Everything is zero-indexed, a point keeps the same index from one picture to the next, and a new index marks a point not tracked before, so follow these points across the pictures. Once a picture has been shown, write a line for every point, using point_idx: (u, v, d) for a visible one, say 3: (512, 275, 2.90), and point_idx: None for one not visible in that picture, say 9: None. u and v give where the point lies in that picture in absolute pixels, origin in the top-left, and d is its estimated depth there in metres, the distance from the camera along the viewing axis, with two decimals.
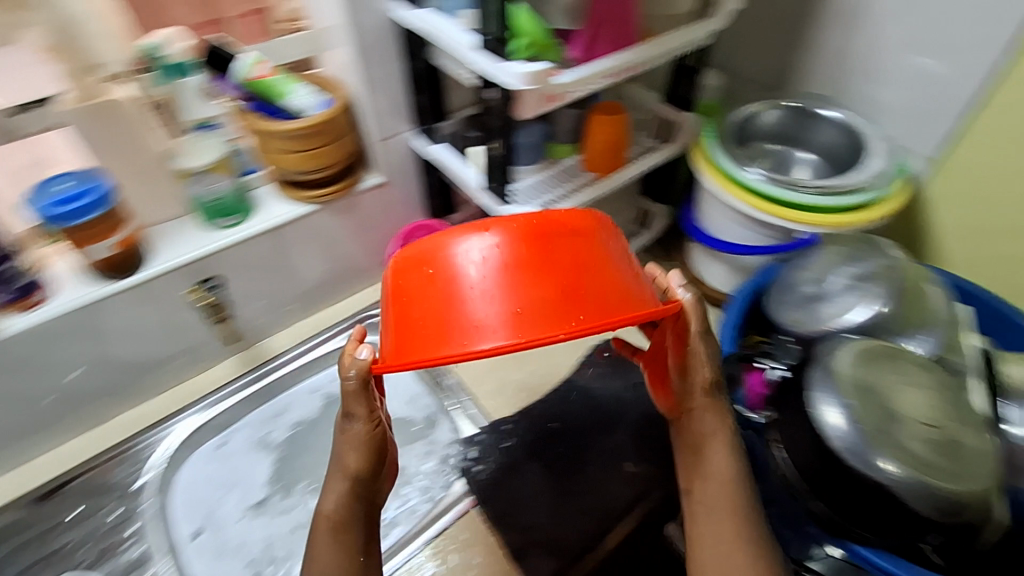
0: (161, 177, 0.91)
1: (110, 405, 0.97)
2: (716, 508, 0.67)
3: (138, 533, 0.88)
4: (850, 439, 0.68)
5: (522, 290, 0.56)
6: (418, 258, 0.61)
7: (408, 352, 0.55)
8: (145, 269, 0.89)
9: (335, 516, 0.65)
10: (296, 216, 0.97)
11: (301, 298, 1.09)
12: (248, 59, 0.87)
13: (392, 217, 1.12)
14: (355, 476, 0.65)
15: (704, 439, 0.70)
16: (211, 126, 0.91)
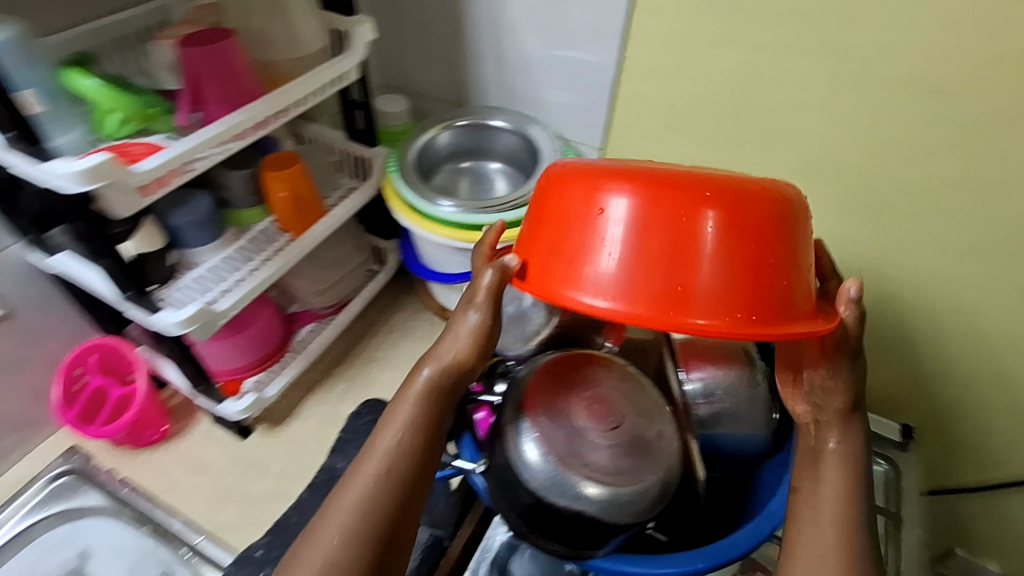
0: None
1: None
2: (827, 514, 0.51)
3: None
4: (544, 474, 0.49)
5: (660, 265, 0.48)
6: (565, 191, 0.52)
7: (552, 282, 0.51)
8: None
9: (437, 388, 0.54)
10: None
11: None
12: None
13: (52, 352, 0.75)
14: (459, 370, 0.54)
15: (832, 448, 0.53)
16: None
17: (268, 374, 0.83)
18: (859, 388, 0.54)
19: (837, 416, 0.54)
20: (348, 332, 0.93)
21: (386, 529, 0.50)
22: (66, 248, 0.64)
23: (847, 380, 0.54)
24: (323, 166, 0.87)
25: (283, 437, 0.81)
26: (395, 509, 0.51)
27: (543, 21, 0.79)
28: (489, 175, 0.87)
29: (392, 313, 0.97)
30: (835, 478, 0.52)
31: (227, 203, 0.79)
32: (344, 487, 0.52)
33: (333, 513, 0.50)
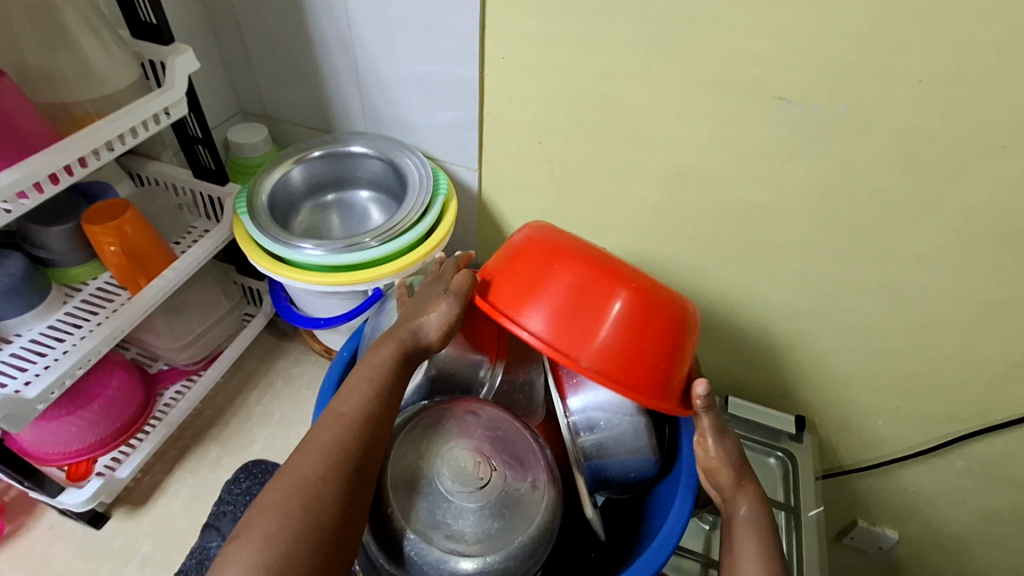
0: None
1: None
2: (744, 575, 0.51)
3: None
4: (407, 553, 0.45)
5: (581, 320, 0.53)
6: (535, 240, 0.57)
7: (495, 296, 0.57)
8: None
9: (408, 355, 0.53)
10: None
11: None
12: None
13: None
14: (429, 346, 0.54)
15: (735, 521, 0.55)
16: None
17: (123, 451, 0.73)
18: (745, 462, 0.58)
19: (733, 489, 0.56)
20: (222, 387, 0.85)
21: (354, 474, 0.45)
22: None
23: (731, 457, 0.57)
24: (166, 208, 0.77)
25: (146, 518, 0.72)
26: (360, 466, 0.45)
27: (397, 40, 0.74)
28: (359, 207, 0.82)
29: (274, 360, 0.89)
30: (746, 550, 0.52)
31: (47, 265, 0.68)
32: (303, 448, 0.46)
33: (290, 474, 0.44)
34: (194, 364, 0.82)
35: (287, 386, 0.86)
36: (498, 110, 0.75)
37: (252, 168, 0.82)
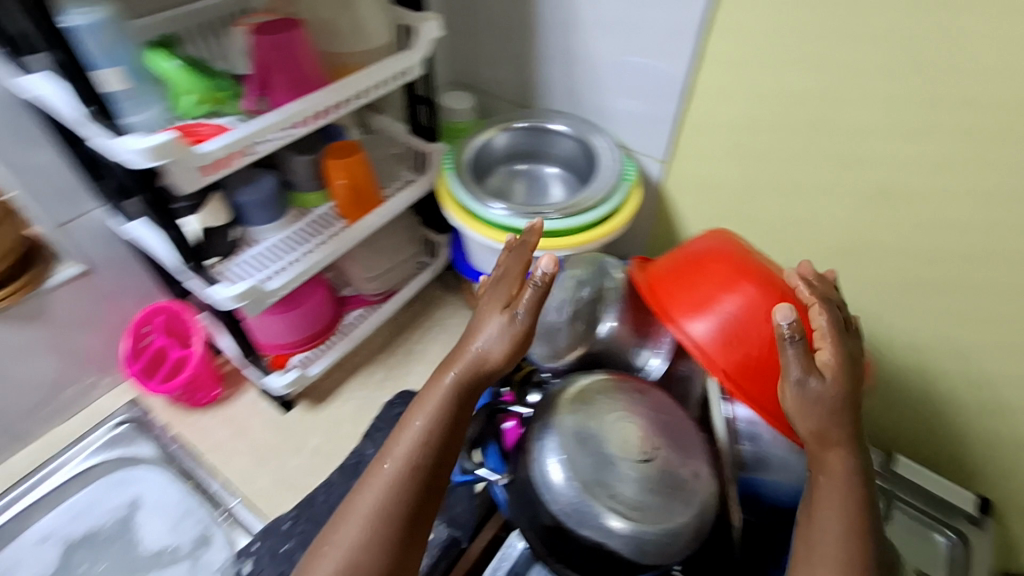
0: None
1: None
2: (819, 537, 0.44)
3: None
4: (569, 498, 0.46)
5: (753, 343, 0.52)
6: (718, 251, 0.56)
7: (665, 293, 0.56)
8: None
9: (467, 382, 0.52)
10: None
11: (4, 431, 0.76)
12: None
13: (124, 307, 0.81)
14: (492, 371, 0.53)
15: (819, 494, 0.46)
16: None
17: (313, 353, 0.85)
18: (842, 413, 0.46)
19: (832, 445, 0.46)
20: (394, 320, 0.95)
21: (406, 520, 0.50)
22: (142, 214, 0.69)
23: (823, 413, 0.46)
24: (382, 154, 0.88)
25: (321, 415, 0.83)
26: (413, 513, 0.50)
27: (614, 26, 0.75)
28: (546, 180, 0.86)
29: (439, 307, 0.98)
30: (832, 535, 0.44)
31: (289, 189, 0.82)
32: (368, 479, 0.51)
33: (357, 506, 0.50)
34: (375, 296, 0.94)
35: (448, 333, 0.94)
36: (703, 104, 0.74)
37: (458, 129, 0.90)
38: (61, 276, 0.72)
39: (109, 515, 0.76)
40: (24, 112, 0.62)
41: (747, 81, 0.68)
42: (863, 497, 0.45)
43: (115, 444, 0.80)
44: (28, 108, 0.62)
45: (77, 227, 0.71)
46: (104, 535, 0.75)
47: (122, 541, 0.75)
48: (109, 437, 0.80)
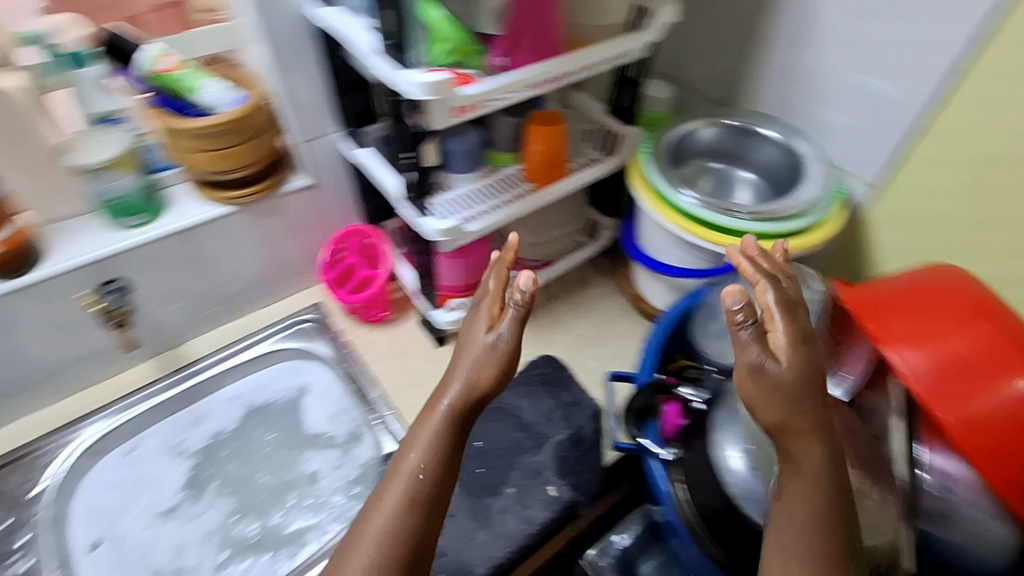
0: (52, 173, 0.71)
1: (9, 409, 0.80)
2: (789, 528, 0.44)
3: (30, 544, 0.72)
4: (747, 486, 0.54)
5: (970, 381, 0.50)
6: (944, 289, 0.56)
7: (876, 312, 0.55)
8: (36, 266, 0.71)
9: (456, 410, 0.56)
10: (211, 219, 0.79)
11: (222, 302, 0.90)
12: (150, 50, 0.70)
13: (328, 221, 0.93)
14: (481, 398, 0.56)
15: (790, 486, 0.45)
16: (116, 122, 0.72)
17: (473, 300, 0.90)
18: (804, 401, 0.44)
19: (799, 435, 0.44)
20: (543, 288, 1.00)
21: (413, 540, 0.53)
22: (372, 145, 0.79)
23: (779, 400, 0.44)
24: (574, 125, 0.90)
25: None
26: (418, 535, 0.53)
27: (857, 42, 0.72)
28: (736, 182, 0.83)
29: (587, 286, 1.02)
30: (800, 523, 0.44)
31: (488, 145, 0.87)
32: (371, 513, 0.54)
33: (364, 539, 0.53)
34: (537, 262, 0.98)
35: (595, 311, 0.98)
36: (939, 135, 0.69)
37: (654, 116, 0.91)
38: (295, 184, 0.85)
39: (283, 396, 0.89)
40: (309, 38, 0.73)
41: (1003, 119, 0.64)
42: (830, 484, 0.44)
43: (297, 338, 0.92)
44: (314, 35, 0.73)
45: (318, 144, 0.83)
46: (276, 410, 0.87)
47: (289, 418, 0.87)
48: (292, 330, 0.93)
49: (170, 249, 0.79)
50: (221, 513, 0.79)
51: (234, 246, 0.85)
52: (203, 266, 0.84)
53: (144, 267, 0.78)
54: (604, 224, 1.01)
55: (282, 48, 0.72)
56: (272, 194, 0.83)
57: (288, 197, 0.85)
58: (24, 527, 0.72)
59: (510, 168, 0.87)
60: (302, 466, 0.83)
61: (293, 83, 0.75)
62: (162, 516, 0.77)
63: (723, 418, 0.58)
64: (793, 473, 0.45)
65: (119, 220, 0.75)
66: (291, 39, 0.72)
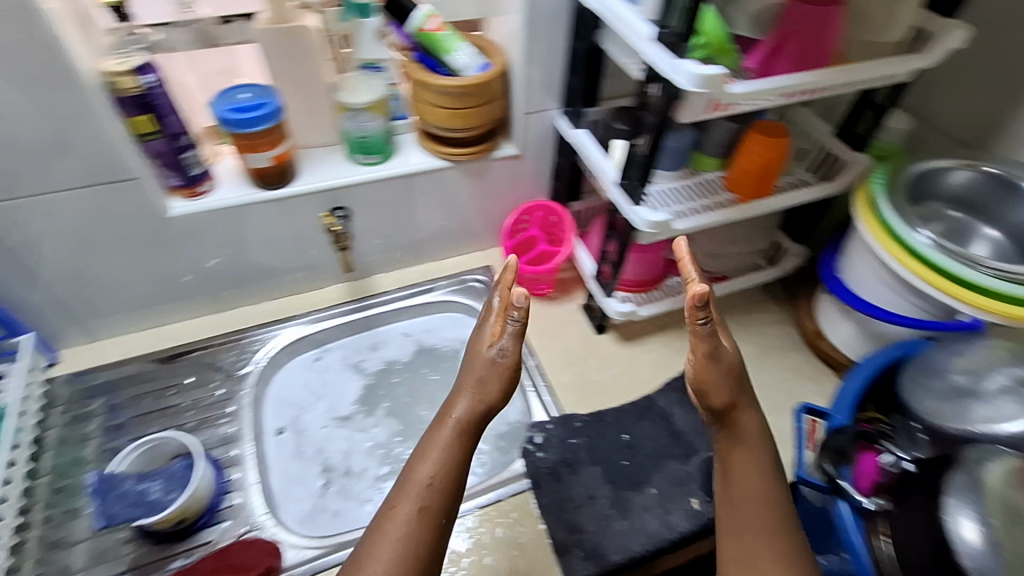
0: (319, 106, 0.81)
1: (235, 297, 0.93)
2: (735, 480, 0.59)
3: (232, 415, 0.84)
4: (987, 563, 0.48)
5: None
6: None
7: None
8: (291, 183, 0.82)
9: (464, 424, 0.61)
10: (429, 171, 0.87)
11: (412, 246, 0.98)
12: (424, 9, 0.78)
13: (520, 191, 0.97)
14: (487, 408, 0.62)
15: (735, 453, 0.60)
16: (379, 70, 0.81)
17: (643, 297, 0.91)
18: (739, 380, 0.61)
19: (744, 408, 0.61)
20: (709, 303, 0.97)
21: (431, 546, 0.56)
22: (587, 129, 0.82)
23: (729, 379, 0.60)
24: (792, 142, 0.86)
25: (625, 351, 0.92)
26: (431, 539, 0.56)
27: None
28: (974, 237, 0.76)
29: (757, 310, 0.98)
30: (744, 474, 0.59)
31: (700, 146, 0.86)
32: (386, 523, 0.56)
33: (381, 549, 0.55)
34: (711, 273, 0.96)
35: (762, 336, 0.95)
36: None
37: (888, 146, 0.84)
38: (504, 152, 0.90)
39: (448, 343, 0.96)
40: (561, 17, 0.75)
41: None
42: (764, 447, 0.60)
43: (468, 294, 0.98)
44: (567, 15, 0.75)
45: (536, 118, 0.86)
46: (440, 355, 0.95)
47: (449, 365, 0.94)
48: (465, 286, 0.99)
49: (390, 191, 0.88)
50: (381, 433, 0.87)
51: (438, 200, 0.92)
52: (409, 211, 0.92)
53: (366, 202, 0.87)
54: (793, 249, 0.96)
55: (534, 23, 0.75)
56: (484, 159, 0.89)
57: (496, 163, 0.90)
58: (229, 400, 0.85)
59: (713, 173, 0.85)
60: None
61: (534, 57, 0.79)
62: (336, 421, 0.88)
63: (958, 481, 0.53)
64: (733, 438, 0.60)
65: (358, 156, 0.84)
66: (545, 15, 0.75)
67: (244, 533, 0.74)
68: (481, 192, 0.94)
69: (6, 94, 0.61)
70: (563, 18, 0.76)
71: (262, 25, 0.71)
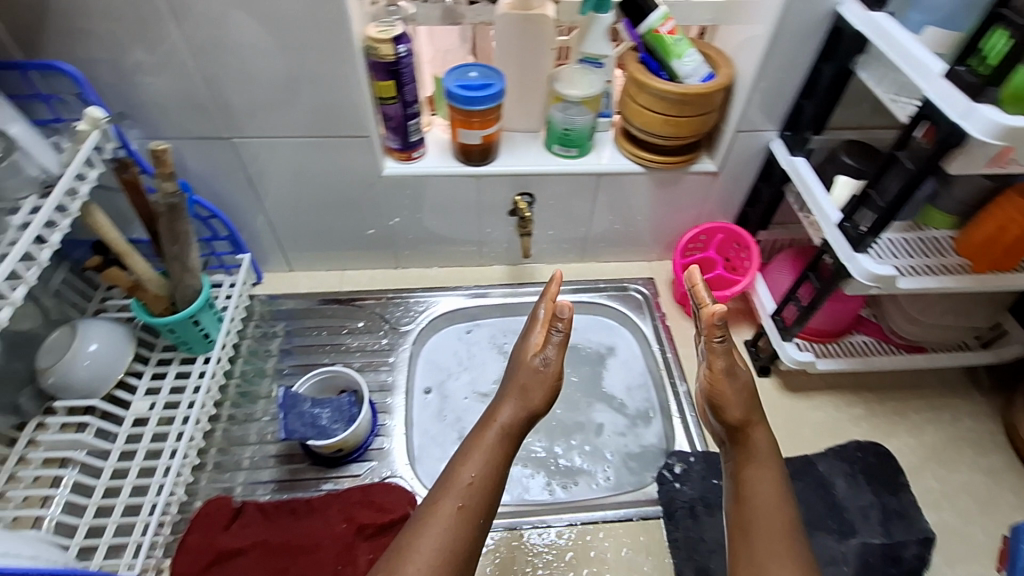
0: (531, 94, 0.83)
1: (410, 257, 1.00)
2: (754, 500, 0.58)
3: (391, 366, 0.90)
4: None
5: None
6: None
7: None
8: (489, 163, 0.85)
9: (507, 429, 0.62)
10: (621, 173, 0.85)
11: (580, 243, 0.98)
12: (662, 10, 0.75)
13: (705, 210, 0.93)
14: (529, 413, 0.64)
15: (746, 471, 0.60)
16: (599, 66, 0.81)
17: (818, 348, 0.83)
18: (751, 398, 0.63)
19: (751, 424, 0.62)
20: (896, 372, 0.86)
21: (469, 546, 0.55)
22: (806, 159, 0.76)
23: (743, 394, 0.62)
24: None
25: (789, 402, 0.85)
26: (471, 537, 0.55)
27: None
28: None
29: (954, 394, 0.85)
30: (760, 491, 0.59)
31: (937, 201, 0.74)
32: (427, 519, 0.55)
33: (422, 545, 0.54)
34: (906, 344, 0.85)
35: (956, 424, 0.83)
36: None
37: None
38: (704, 168, 0.86)
39: (596, 347, 0.95)
40: (817, 38, 0.69)
41: None
42: (778, 462, 0.61)
43: (626, 303, 0.96)
44: (825, 37, 0.69)
45: (749, 139, 0.81)
46: (585, 356, 0.94)
47: (593, 369, 0.93)
48: (625, 293, 0.97)
49: (578, 187, 0.88)
50: None
51: (620, 205, 0.91)
52: (589, 209, 0.92)
53: (552, 193, 0.88)
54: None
55: (785, 41, 0.70)
56: (681, 172, 0.86)
57: (692, 178, 0.87)
58: (391, 352, 0.91)
59: (944, 232, 0.73)
60: (592, 415, 0.88)
61: (771, 77, 0.73)
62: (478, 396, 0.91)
63: None
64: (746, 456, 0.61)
65: (556, 147, 0.85)
66: (799, 34, 0.69)
67: (386, 478, 0.80)
68: (664, 205, 0.91)
69: (287, 50, 0.69)
70: (818, 39, 0.70)
71: (504, 9, 0.74)
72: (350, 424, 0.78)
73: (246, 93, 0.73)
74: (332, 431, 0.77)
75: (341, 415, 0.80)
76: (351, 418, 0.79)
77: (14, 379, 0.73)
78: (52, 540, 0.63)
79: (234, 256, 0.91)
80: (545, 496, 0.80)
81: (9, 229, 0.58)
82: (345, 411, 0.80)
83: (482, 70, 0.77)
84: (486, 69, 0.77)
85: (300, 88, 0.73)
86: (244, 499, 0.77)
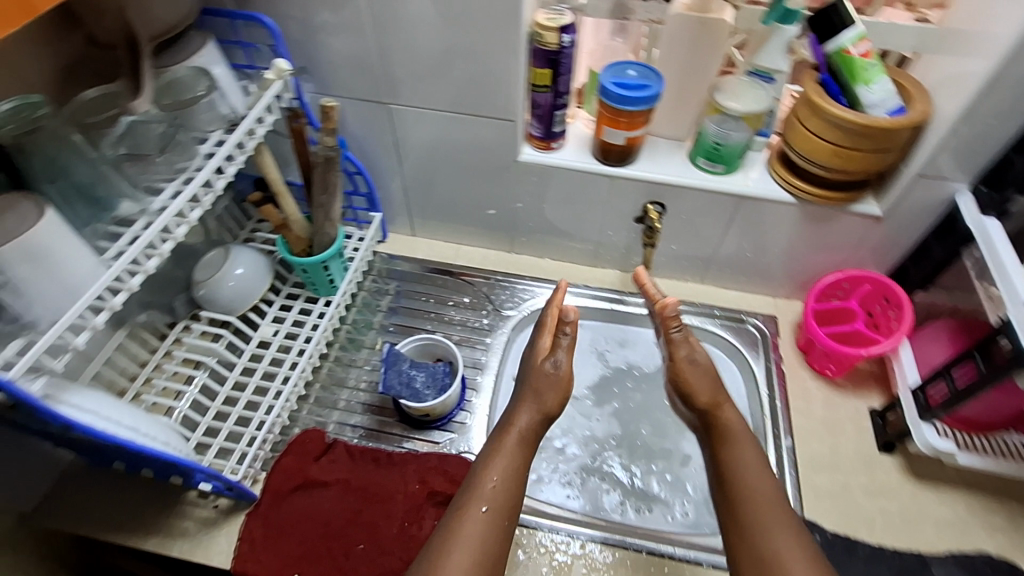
0: (683, 101, 0.79)
1: (525, 244, 1.00)
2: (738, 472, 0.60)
3: (487, 346, 0.92)
4: None
5: None
6: None
7: None
8: (626, 165, 0.82)
9: (525, 433, 0.64)
10: (767, 200, 0.79)
11: (702, 264, 0.93)
12: (858, 29, 0.67)
13: (856, 256, 0.83)
14: (545, 416, 0.66)
15: (723, 449, 0.63)
16: (769, 80, 0.75)
17: (966, 439, 0.72)
18: (717, 382, 0.68)
19: (720, 404, 0.66)
20: None
21: (499, 546, 0.56)
22: (999, 222, 0.65)
23: (706, 377, 0.68)
24: None
25: (910, 488, 0.75)
26: (502, 529, 0.57)
27: None
28: None
29: None
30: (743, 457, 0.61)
31: None
32: (458, 524, 0.56)
33: (455, 551, 0.54)
34: None
35: None
36: None
37: None
38: (867, 211, 0.77)
39: None
40: None
41: None
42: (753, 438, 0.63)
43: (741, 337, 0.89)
44: None
45: (931, 186, 0.71)
46: None
47: None
48: (743, 327, 0.90)
49: (716, 207, 0.82)
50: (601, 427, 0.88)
51: (758, 233, 0.84)
52: (723, 231, 0.86)
53: (686, 208, 0.84)
54: None
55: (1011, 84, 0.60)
56: (839, 209, 0.77)
57: (852, 219, 0.78)
58: (490, 332, 0.93)
59: None
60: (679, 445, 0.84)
61: (979, 122, 0.63)
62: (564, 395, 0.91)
63: None
64: (722, 433, 0.64)
65: (702, 160, 0.80)
66: None
67: (462, 452, 0.82)
68: (810, 241, 0.83)
69: (456, 28, 0.71)
70: None
71: (679, 9, 0.71)
72: (443, 391, 0.82)
73: (411, 64, 0.76)
74: (424, 395, 0.81)
75: (437, 380, 0.83)
76: (444, 386, 0.83)
77: (174, 284, 0.84)
78: (180, 431, 0.72)
79: (368, 212, 0.97)
80: (614, 513, 0.78)
81: (198, 156, 0.65)
82: (440, 379, 0.83)
83: (638, 69, 0.75)
84: (641, 67, 0.75)
85: (457, 64, 0.75)
86: (336, 437, 0.83)
